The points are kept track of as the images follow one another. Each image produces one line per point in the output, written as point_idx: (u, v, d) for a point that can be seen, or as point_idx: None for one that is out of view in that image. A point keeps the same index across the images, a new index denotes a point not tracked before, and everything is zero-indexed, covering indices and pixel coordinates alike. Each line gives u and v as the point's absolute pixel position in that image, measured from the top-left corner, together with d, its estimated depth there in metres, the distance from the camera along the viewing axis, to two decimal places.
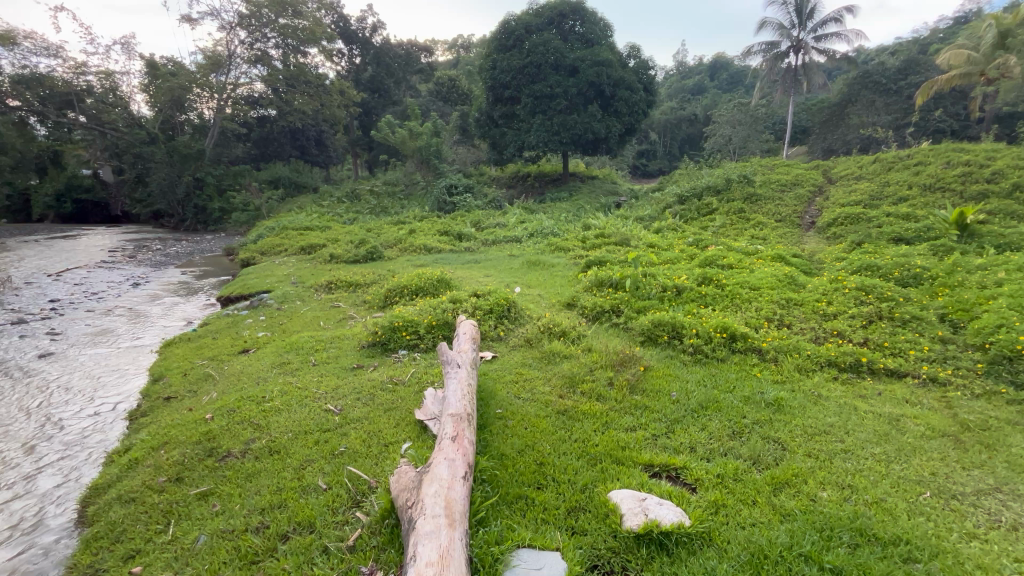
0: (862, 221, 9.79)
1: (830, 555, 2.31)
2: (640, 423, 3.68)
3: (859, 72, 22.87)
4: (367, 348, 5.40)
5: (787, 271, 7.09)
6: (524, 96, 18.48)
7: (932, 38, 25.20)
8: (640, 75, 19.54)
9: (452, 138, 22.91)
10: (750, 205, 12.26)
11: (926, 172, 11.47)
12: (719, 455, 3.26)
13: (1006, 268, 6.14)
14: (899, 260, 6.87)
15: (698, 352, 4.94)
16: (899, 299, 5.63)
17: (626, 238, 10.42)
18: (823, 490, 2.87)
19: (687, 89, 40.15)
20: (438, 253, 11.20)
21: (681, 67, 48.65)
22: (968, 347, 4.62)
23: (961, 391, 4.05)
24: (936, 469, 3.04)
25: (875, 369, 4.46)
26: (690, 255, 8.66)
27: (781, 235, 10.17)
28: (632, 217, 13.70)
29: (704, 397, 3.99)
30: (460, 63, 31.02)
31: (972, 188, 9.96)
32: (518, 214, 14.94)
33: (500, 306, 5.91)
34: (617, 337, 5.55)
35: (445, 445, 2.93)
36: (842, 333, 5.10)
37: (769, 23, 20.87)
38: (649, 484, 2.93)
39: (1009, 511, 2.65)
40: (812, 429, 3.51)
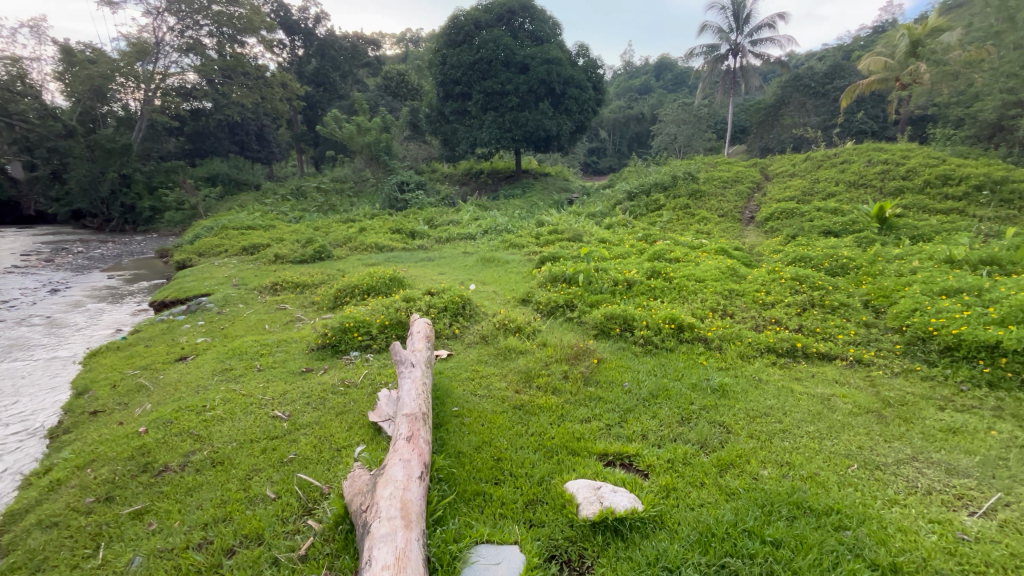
0: (795, 216, 10.45)
1: (771, 529, 2.45)
2: (594, 414, 3.76)
3: (791, 75, 24.33)
4: (316, 351, 5.21)
5: (730, 264, 7.45)
6: (476, 92, 18.39)
7: (854, 46, 27.18)
8: (589, 74, 19.87)
9: (403, 134, 22.45)
10: (695, 200, 12.78)
11: (850, 170, 12.38)
12: (669, 441, 3.38)
13: (919, 257, 6.74)
14: (829, 251, 7.38)
15: (649, 343, 5.10)
16: (829, 288, 6.05)
17: (578, 234, 10.60)
18: (764, 468, 3.04)
19: (635, 87, 41.25)
20: (390, 251, 10.97)
21: (628, 67, 49.94)
22: (888, 330, 5.04)
23: (883, 370, 4.41)
24: (862, 443, 3.29)
25: (809, 353, 4.77)
26: (639, 250, 8.93)
27: (724, 229, 10.68)
28: (584, 213, 13.96)
29: (655, 386, 4.14)
30: (409, 58, 30.43)
31: (890, 185, 10.85)
32: (472, 211, 14.87)
33: (455, 304, 5.87)
34: (571, 331, 5.64)
35: (400, 446, 2.88)
36: (779, 321, 5.42)
37: (709, 27, 21.79)
38: (604, 473, 3.01)
39: (924, 477, 2.92)
40: (753, 412, 3.71)
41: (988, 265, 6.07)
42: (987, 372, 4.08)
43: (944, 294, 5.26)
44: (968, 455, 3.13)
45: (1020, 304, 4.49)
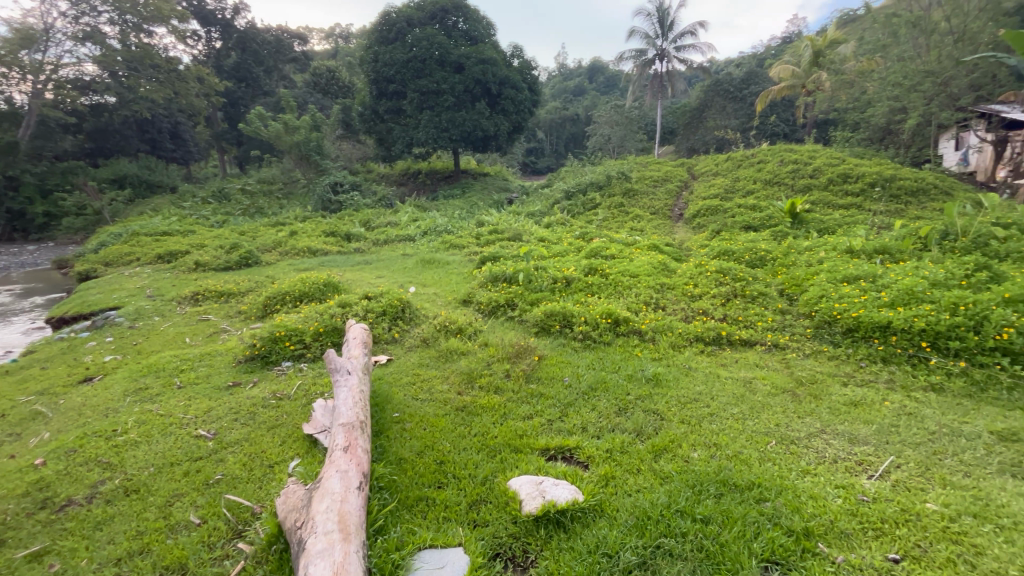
0: (718, 212, 11.16)
1: (700, 507, 2.62)
2: (536, 410, 3.83)
3: (712, 80, 25.92)
4: (244, 363, 4.91)
5: (661, 259, 7.83)
6: (410, 91, 18.07)
7: (765, 55, 29.43)
8: (524, 75, 20.11)
9: (335, 132, 21.61)
10: (629, 199, 13.30)
11: (766, 169, 13.39)
12: (608, 431, 3.51)
13: (824, 248, 7.42)
14: (749, 246, 7.95)
15: (587, 338, 5.26)
16: (749, 279, 6.53)
17: (518, 234, 10.70)
18: (694, 451, 3.23)
19: (569, 89, 42.21)
20: (325, 255, 10.52)
21: (562, 68, 51.06)
22: (800, 315, 5.52)
23: (796, 352, 4.82)
24: (779, 421, 3.59)
25: (733, 340, 5.12)
26: (577, 247, 9.16)
27: (656, 226, 11.20)
28: (524, 212, 14.12)
29: (593, 379, 4.28)
30: (339, 53, 29.34)
31: (799, 183, 11.86)
32: (411, 212, 14.59)
33: (394, 307, 5.74)
34: (512, 329, 5.70)
35: (337, 457, 2.78)
36: (706, 311, 5.78)
37: (636, 32, 22.76)
38: (546, 467, 3.07)
39: (830, 448, 3.22)
40: (684, 399, 3.93)
41: (881, 253, 6.78)
42: (881, 348, 4.56)
43: (845, 281, 5.83)
44: (867, 424, 3.49)
45: (906, 288, 5.05)
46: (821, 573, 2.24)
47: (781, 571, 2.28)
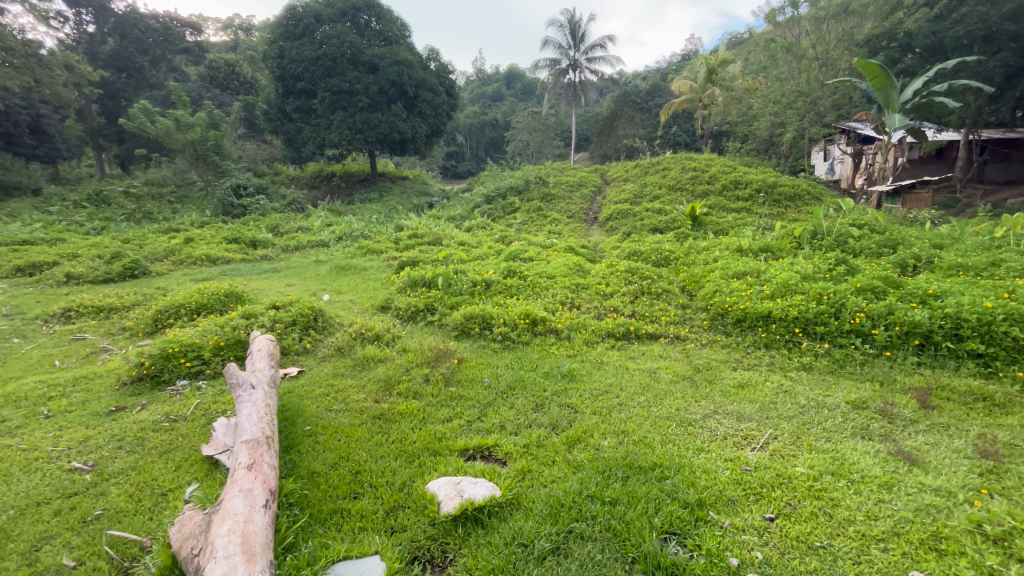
0: (628, 215, 11.91)
1: (608, 490, 2.80)
2: (455, 413, 3.85)
3: (621, 92, 27.52)
4: (129, 386, 4.41)
5: (576, 260, 8.18)
6: (321, 90, 17.29)
7: (667, 69, 31.84)
8: (442, 79, 20.05)
9: (237, 131, 20.06)
10: (546, 203, 13.73)
11: (669, 175, 14.50)
12: (525, 427, 3.63)
13: (719, 248, 8.20)
14: (655, 247, 8.55)
15: (506, 339, 5.38)
16: (654, 277, 7.04)
17: (438, 238, 10.62)
18: (605, 439, 3.44)
19: (488, 94, 42.57)
20: (226, 264, 9.72)
21: (480, 73, 51.43)
22: (698, 309, 6.07)
23: (695, 342, 5.30)
24: (679, 405, 3.92)
25: (640, 334, 5.50)
26: (497, 251, 9.29)
27: (573, 229, 11.69)
28: (444, 217, 14.03)
29: (512, 378, 4.39)
30: (238, 46, 27.30)
31: (698, 189, 12.99)
32: (324, 216, 13.92)
33: (305, 317, 5.47)
34: (431, 334, 5.67)
35: (239, 476, 2.61)
36: (616, 309, 6.15)
37: (550, 42, 23.61)
38: (464, 467, 3.12)
39: (721, 426, 3.59)
40: (597, 391, 4.17)
41: (765, 251, 7.63)
42: (764, 335, 5.15)
43: (735, 276, 6.50)
44: (751, 403, 3.93)
45: (783, 281, 5.74)
46: (711, 537, 2.49)
47: (679, 539, 2.50)
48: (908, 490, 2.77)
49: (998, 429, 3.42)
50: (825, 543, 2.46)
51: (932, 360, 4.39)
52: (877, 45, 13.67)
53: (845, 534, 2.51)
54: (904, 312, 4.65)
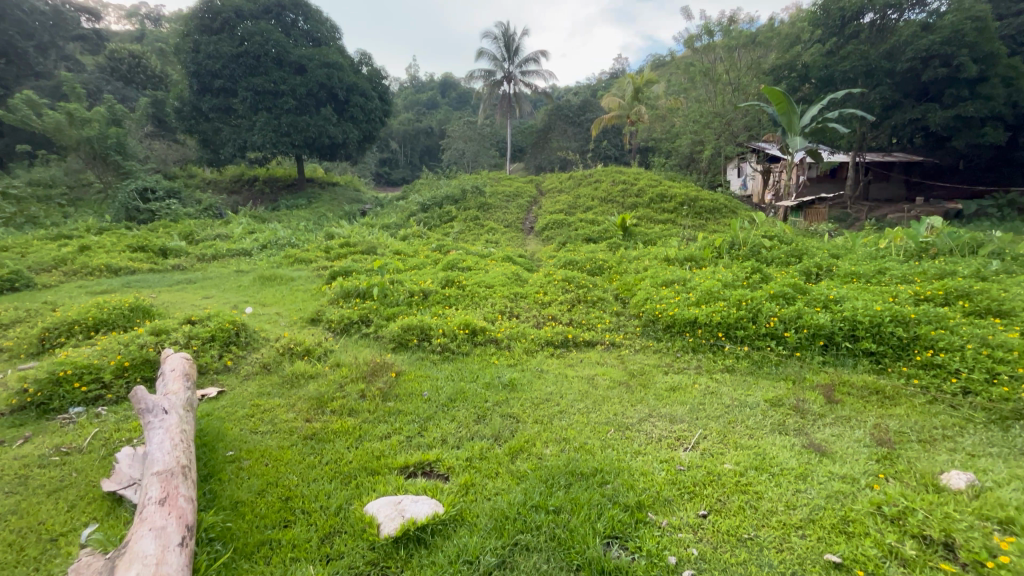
0: (563, 225, 12.22)
1: (552, 499, 2.81)
2: (393, 429, 3.72)
3: (554, 106, 28.34)
4: (10, 417, 3.84)
5: (514, 270, 8.25)
6: (241, 89, 16.22)
7: (597, 86, 33.27)
8: (375, 84, 19.57)
9: (144, 129, 18.31)
10: (482, 212, 13.76)
11: (601, 187, 15.11)
12: (467, 440, 3.57)
13: (648, 257, 8.63)
14: (589, 256, 8.83)
15: (446, 350, 5.29)
16: (589, 286, 7.27)
17: (372, 246, 10.29)
18: (546, 447, 3.46)
19: (422, 101, 41.98)
20: (131, 275, 8.80)
21: (414, 80, 50.74)
22: (631, 315, 6.33)
23: (629, 348, 5.51)
24: (616, 410, 4.05)
25: (578, 342, 5.63)
26: (434, 260, 9.14)
27: (510, 239, 11.81)
28: (378, 225, 13.61)
29: (452, 390, 4.31)
30: (145, 37, 25.05)
31: (628, 201, 13.62)
32: (246, 223, 13.03)
33: (225, 331, 5.05)
34: (366, 347, 5.46)
35: (150, 512, 2.34)
36: (554, 317, 6.27)
37: (484, 53, 23.89)
38: (405, 485, 3.00)
39: (655, 428, 3.75)
40: (538, 400, 4.20)
41: (689, 260, 8.13)
42: (691, 340, 5.46)
43: (664, 284, 6.86)
44: (683, 405, 4.14)
45: (707, 288, 6.13)
46: (650, 537, 2.58)
47: (621, 542, 2.57)
48: (821, 479, 3.03)
49: (890, 419, 3.84)
50: (752, 535, 2.62)
51: (834, 359, 4.86)
52: (781, 74, 15.15)
53: (768, 525, 2.69)
54: (810, 316, 5.12)
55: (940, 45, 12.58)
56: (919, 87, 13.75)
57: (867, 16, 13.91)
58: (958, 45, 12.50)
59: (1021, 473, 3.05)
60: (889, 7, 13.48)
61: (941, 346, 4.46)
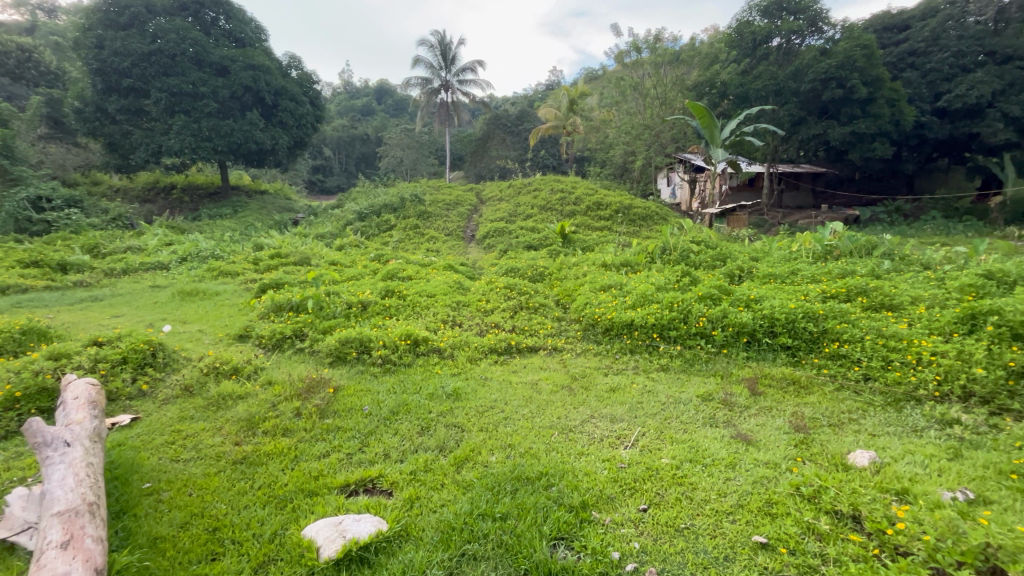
0: (504, 233, 12.34)
1: (499, 506, 2.81)
2: (332, 446, 3.56)
3: (493, 115, 28.62)
4: None
5: (456, 278, 8.21)
6: (154, 90, 15.01)
7: (533, 97, 34.02)
8: (305, 89, 18.84)
9: (36, 131, 16.42)
10: (422, 221, 13.59)
11: (540, 196, 15.43)
12: (411, 453, 3.50)
13: (586, 263, 8.89)
14: (531, 263, 8.96)
15: (387, 362, 5.15)
16: (531, 292, 7.38)
17: (306, 257, 9.82)
18: (492, 455, 3.46)
19: (357, 107, 40.84)
20: (23, 294, 7.82)
21: (348, 86, 49.32)
22: (572, 320, 6.48)
23: (570, 352, 5.65)
24: (559, 414, 4.13)
25: (521, 348, 5.69)
26: (373, 270, 8.90)
27: (451, 247, 11.73)
28: (312, 234, 13.05)
29: (394, 402, 4.20)
30: (37, 29, 22.55)
31: (566, 208, 13.99)
32: (162, 234, 12.02)
33: (139, 353, 4.62)
34: (301, 363, 5.20)
35: (49, 558, 2.09)
36: (498, 324, 6.30)
37: (420, 61, 23.74)
38: (346, 504, 2.89)
39: (597, 429, 3.87)
40: (482, 408, 4.19)
41: (625, 266, 8.48)
42: (629, 341, 5.69)
43: (601, 289, 7.10)
44: (622, 404, 4.30)
45: (641, 292, 6.42)
46: (595, 535, 2.65)
47: (567, 543, 2.61)
48: (747, 466, 3.26)
49: (805, 407, 4.20)
50: (688, 524, 2.76)
51: (756, 354, 5.25)
52: (702, 90, 16.27)
53: (702, 513, 2.84)
54: (734, 315, 5.49)
55: (836, 69, 14.05)
56: (820, 106, 15.27)
57: (775, 40, 15.29)
58: (850, 69, 14.01)
59: (912, 448, 3.44)
60: (793, 33, 14.93)
61: (845, 338, 4.94)
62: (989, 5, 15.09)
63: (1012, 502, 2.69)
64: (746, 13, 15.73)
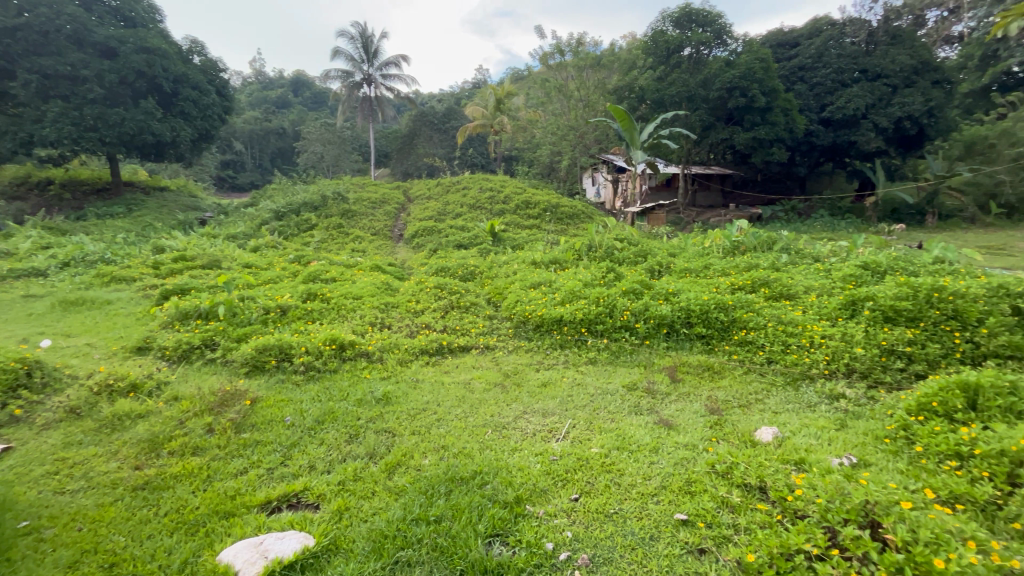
0: (433, 232, 12.16)
1: (433, 509, 2.77)
2: (251, 462, 3.32)
3: (419, 112, 28.04)
4: None
5: (383, 279, 7.97)
6: (22, 71, 13.10)
7: (461, 95, 33.86)
8: (210, 77, 17.31)
9: None
10: (347, 220, 13.03)
11: (469, 194, 15.38)
12: (339, 462, 3.34)
13: (516, 262, 8.99)
14: (461, 262, 8.91)
15: (311, 369, 4.88)
16: (462, 291, 7.34)
17: (216, 259, 9.03)
18: (425, 458, 3.40)
19: (272, 98, 38.27)
20: None
21: (260, 76, 46.06)
22: (504, 318, 6.53)
23: (502, 350, 5.69)
24: (493, 411, 4.14)
25: (453, 348, 5.63)
26: (292, 273, 8.39)
27: (378, 247, 11.37)
28: (222, 235, 12.03)
29: (319, 411, 4.00)
30: None
31: (495, 207, 14.06)
32: (36, 236, 10.50)
33: (9, 374, 4.01)
34: (212, 375, 4.78)
35: None
36: (428, 325, 6.19)
37: (340, 53, 22.70)
38: (268, 522, 2.71)
39: (529, 424, 3.93)
40: (414, 411, 4.10)
41: (553, 263, 8.69)
42: (559, 337, 5.85)
43: (531, 286, 7.21)
44: (553, 398, 4.41)
45: (570, 289, 6.60)
46: (529, 528, 2.70)
47: (502, 539, 2.63)
48: (669, 449, 3.47)
49: (719, 390, 4.55)
50: (617, 509, 2.89)
51: (675, 343, 5.60)
52: (622, 94, 17.05)
53: (629, 497, 2.99)
54: (655, 308, 5.81)
55: (738, 79, 15.30)
56: (726, 113, 16.57)
57: (686, 50, 16.38)
58: (750, 80, 15.32)
59: (806, 422, 3.84)
60: (701, 44, 16.12)
61: (751, 326, 5.41)
62: (861, 28, 17.24)
63: (886, 462, 3.11)
64: (660, 22, 16.68)
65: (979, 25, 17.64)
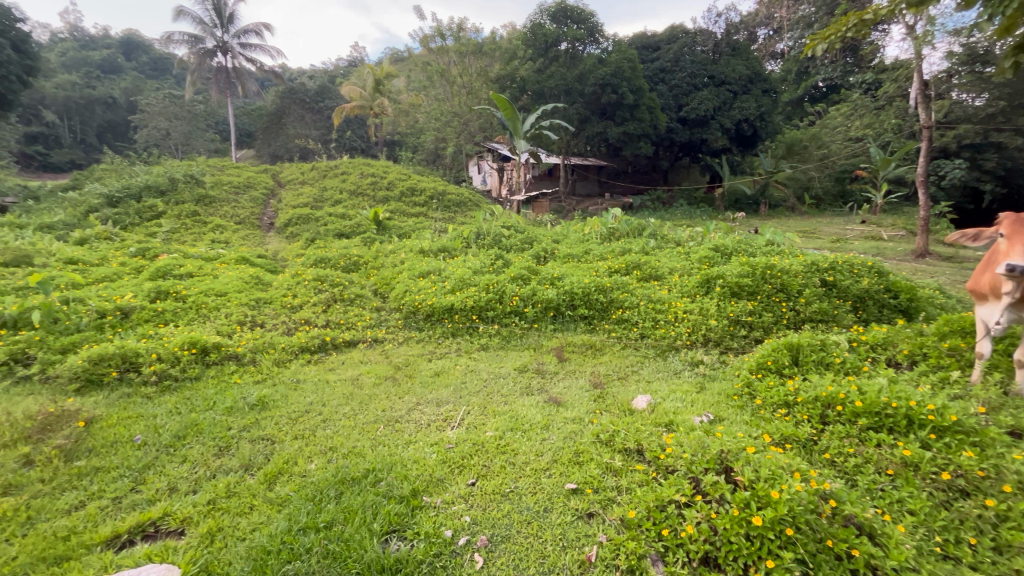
0: (309, 220, 11.25)
1: (322, 516, 2.59)
2: (90, 494, 2.80)
3: (287, 88, 25.55)
4: None
5: (253, 272, 7.19)
6: None
7: (335, 73, 31.63)
8: (2, 27, 13.79)
9: None
10: (203, 207, 11.48)
11: (349, 180, 14.50)
12: (206, 480, 2.97)
13: (403, 251, 8.70)
14: (343, 253, 8.37)
15: (165, 379, 4.24)
16: (345, 283, 6.92)
17: (24, 255, 7.34)
18: (311, 463, 3.17)
19: (94, 60, 31.98)
20: None
21: (76, 32, 38.13)
22: (392, 309, 6.29)
23: (392, 342, 5.50)
24: (384, 406, 3.99)
25: (337, 343, 5.29)
26: (135, 269, 7.16)
27: (244, 237, 10.20)
28: (31, 224, 9.79)
29: (180, 425, 3.50)
30: None
31: (379, 194, 13.43)
32: None
33: None
34: (27, 397, 3.90)
35: None
36: (308, 321, 5.74)
37: (185, 13, 19.67)
38: (118, 560, 2.32)
39: (423, 415, 3.86)
40: (296, 414, 3.79)
41: (442, 251, 8.59)
42: (450, 325, 5.81)
43: (420, 275, 7.05)
44: (447, 387, 4.39)
45: (459, 277, 6.58)
46: (427, 519, 2.67)
47: (399, 534, 2.57)
48: (558, 425, 3.67)
49: (600, 366, 4.92)
50: (512, 487, 2.99)
51: (561, 325, 5.90)
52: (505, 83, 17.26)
53: (524, 474, 3.10)
54: (542, 293, 6.05)
55: (610, 76, 16.42)
56: (600, 108, 17.71)
57: (562, 44, 17.11)
58: (620, 78, 16.52)
59: (674, 387, 4.33)
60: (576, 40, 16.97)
61: (626, 305, 5.90)
62: (709, 39, 19.66)
63: (735, 416, 3.63)
64: (538, 15, 17.20)
65: (794, 45, 21.09)
